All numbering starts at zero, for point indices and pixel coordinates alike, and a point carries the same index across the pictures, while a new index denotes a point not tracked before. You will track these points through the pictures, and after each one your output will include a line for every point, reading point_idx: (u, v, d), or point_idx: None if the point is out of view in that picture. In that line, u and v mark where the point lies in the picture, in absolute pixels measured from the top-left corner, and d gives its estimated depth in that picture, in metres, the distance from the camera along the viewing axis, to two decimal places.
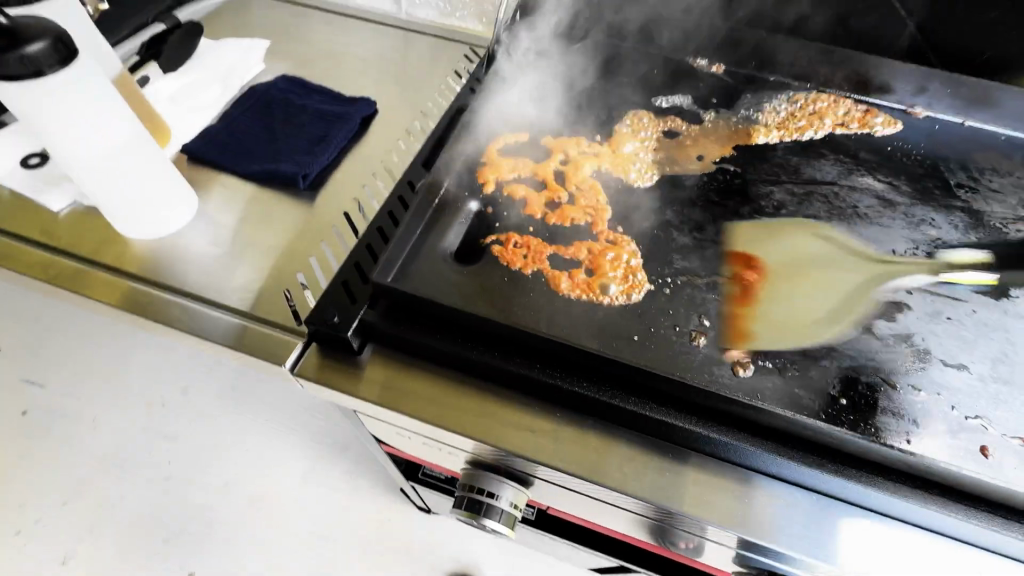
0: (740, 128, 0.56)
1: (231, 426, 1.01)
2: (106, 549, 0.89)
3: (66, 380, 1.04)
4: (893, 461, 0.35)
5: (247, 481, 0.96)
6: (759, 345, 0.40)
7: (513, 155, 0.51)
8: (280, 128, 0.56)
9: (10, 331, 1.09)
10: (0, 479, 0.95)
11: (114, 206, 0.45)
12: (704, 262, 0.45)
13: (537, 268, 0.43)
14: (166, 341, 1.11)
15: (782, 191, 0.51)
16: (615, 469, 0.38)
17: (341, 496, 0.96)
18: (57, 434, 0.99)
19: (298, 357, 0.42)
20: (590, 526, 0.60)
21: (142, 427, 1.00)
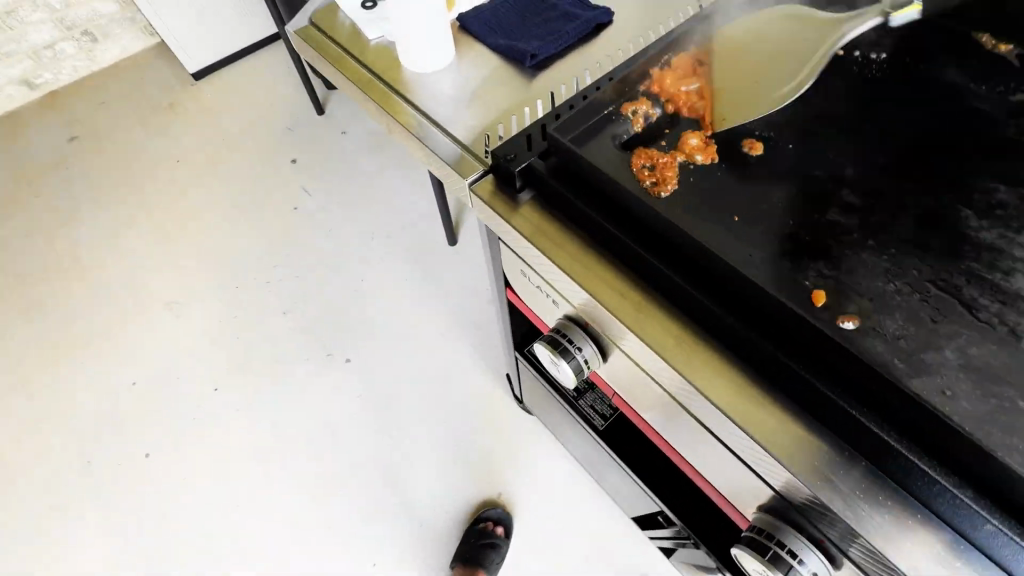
0: (998, 117, 0.48)
1: (423, 298, 1.52)
2: (334, 341, 1.48)
3: (349, 229, 1.67)
4: (969, 462, 0.34)
5: (419, 336, 1.46)
6: (876, 311, 0.38)
7: (712, 74, 0.53)
8: (529, 18, 0.67)
9: (329, 187, 1.77)
10: (302, 269, 1.61)
11: (409, 53, 0.63)
12: (863, 225, 0.43)
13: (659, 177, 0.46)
14: (411, 222, 1.67)
15: (1011, 193, 0.44)
16: (680, 354, 0.44)
17: (467, 382, 1.38)
18: (330, 263, 1.61)
19: (477, 179, 0.55)
20: (647, 434, 0.67)
21: (375, 276, 1.58)
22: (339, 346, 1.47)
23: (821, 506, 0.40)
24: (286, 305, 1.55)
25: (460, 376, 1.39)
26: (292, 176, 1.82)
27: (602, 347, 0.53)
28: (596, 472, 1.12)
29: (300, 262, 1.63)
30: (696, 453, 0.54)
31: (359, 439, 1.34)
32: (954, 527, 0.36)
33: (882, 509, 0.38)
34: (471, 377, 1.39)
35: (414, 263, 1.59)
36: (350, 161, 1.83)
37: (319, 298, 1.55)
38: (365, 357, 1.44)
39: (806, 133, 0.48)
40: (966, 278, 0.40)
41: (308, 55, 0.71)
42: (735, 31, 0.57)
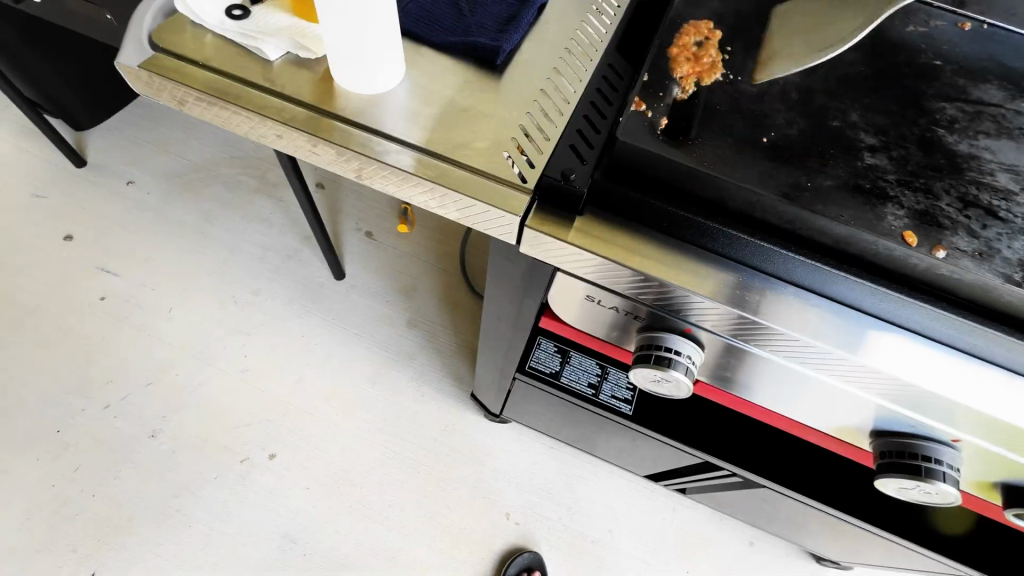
0: (911, 48, 0.57)
1: (330, 349, 1.30)
2: (239, 439, 1.18)
3: (197, 301, 1.32)
4: None
5: (344, 393, 1.25)
6: (949, 234, 0.43)
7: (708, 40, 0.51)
8: (464, 4, 0.56)
9: (143, 257, 1.36)
10: (153, 372, 1.23)
11: (362, 55, 0.46)
12: (892, 161, 0.47)
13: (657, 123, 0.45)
14: (276, 268, 1.38)
15: (954, 107, 0.53)
16: (798, 320, 0.45)
17: (420, 418, 1.25)
18: (188, 351, 1.26)
19: (526, 211, 0.45)
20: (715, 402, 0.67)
21: (258, 344, 1.28)
22: (248, 443, 1.18)
23: (964, 415, 0.44)
24: (151, 423, 1.18)
25: (410, 416, 1.25)
26: (75, 259, 1.34)
27: (699, 342, 0.51)
28: (593, 448, 1.14)
29: (145, 364, 1.24)
30: (786, 407, 0.56)
31: (329, 537, 1.13)
32: None
33: (998, 393, 0.43)
34: (422, 411, 1.25)
35: (302, 313, 1.33)
36: (159, 217, 1.41)
37: (193, 398, 1.21)
38: (289, 441, 1.19)
39: (808, 88, 0.51)
40: (976, 185, 0.47)
41: (174, 97, 0.49)
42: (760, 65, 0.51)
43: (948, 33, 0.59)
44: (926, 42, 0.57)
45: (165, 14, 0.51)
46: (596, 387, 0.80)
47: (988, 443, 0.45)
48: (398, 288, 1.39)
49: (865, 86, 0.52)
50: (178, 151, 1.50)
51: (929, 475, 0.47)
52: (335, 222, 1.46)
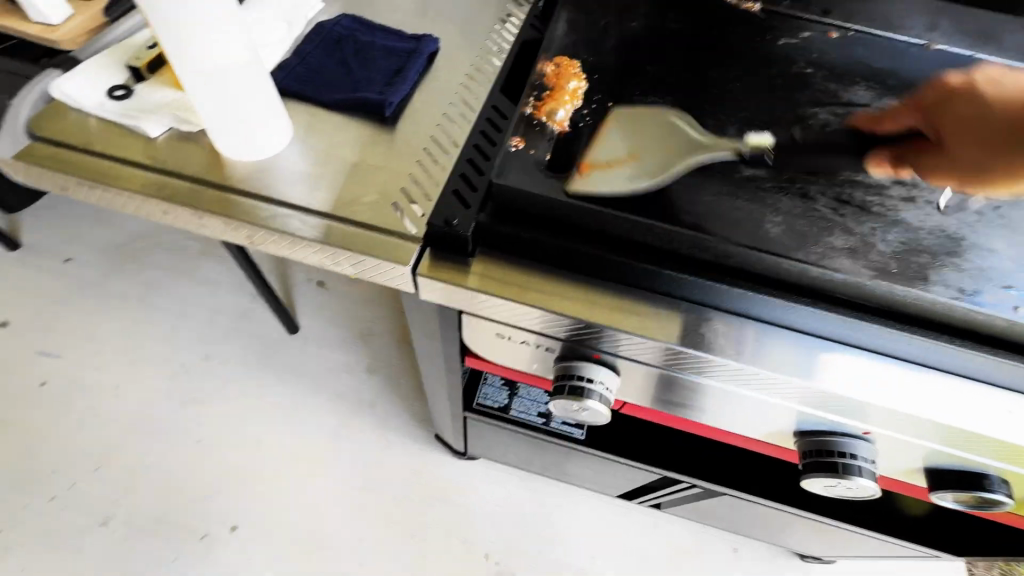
0: (781, 61, 0.61)
1: (289, 406, 1.26)
2: (197, 515, 1.13)
3: (144, 374, 1.27)
4: (940, 319, 0.43)
5: (306, 450, 1.22)
6: (825, 235, 0.45)
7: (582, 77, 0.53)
8: (353, 61, 0.57)
9: (84, 336, 1.31)
10: (101, 455, 1.18)
11: (243, 119, 0.47)
12: (769, 169, 0.50)
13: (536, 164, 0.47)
14: (227, 330, 1.35)
15: (826, 111, 0.56)
16: (697, 334, 0.46)
17: (387, 466, 1.21)
18: (138, 428, 1.21)
19: (418, 259, 0.46)
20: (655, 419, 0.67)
21: (212, 411, 1.24)
22: (207, 517, 1.13)
23: (867, 408, 0.45)
24: (101, 510, 1.12)
25: (377, 466, 1.21)
26: (11, 346, 1.29)
27: (612, 366, 0.51)
28: (564, 474, 1.13)
29: (92, 448, 1.18)
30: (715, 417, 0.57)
31: None
32: (959, 372, 0.44)
33: (893, 383, 0.44)
34: (389, 458, 1.22)
35: (257, 373, 1.30)
36: (100, 293, 1.37)
37: (145, 477, 1.16)
38: (251, 510, 1.14)
39: (687, 109, 0.53)
40: (850, 183, 0.49)
41: (56, 184, 0.49)
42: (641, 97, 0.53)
43: (814, 44, 0.63)
44: (794, 54, 0.61)
45: (45, 103, 0.51)
46: (546, 415, 0.80)
47: (895, 432, 0.46)
48: (354, 335, 1.37)
49: (743, 103, 0.55)
50: (116, 222, 1.47)
51: (846, 472, 0.48)
52: (285, 276, 1.45)
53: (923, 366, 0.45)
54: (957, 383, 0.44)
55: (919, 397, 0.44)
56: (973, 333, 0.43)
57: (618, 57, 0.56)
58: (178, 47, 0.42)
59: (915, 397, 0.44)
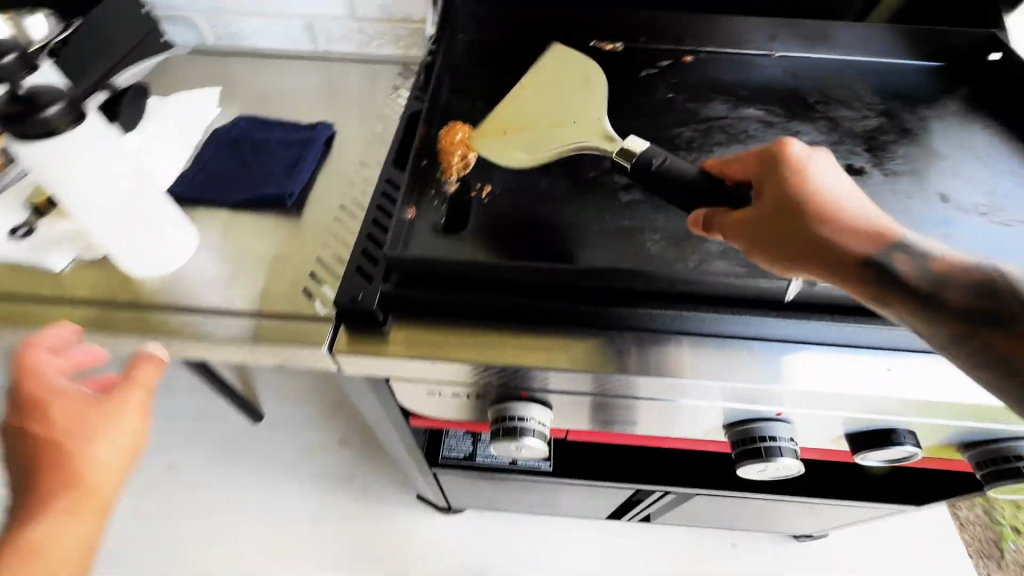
0: (644, 91, 0.68)
1: (263, 498, 1.22)
2: None
3: None
4: (818, 300, 0.47)
5: (288, 540, 1.17)
6: (701, 243, 0.50)
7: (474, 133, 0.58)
8: (250, 159, 0.60)
9: None
10: None
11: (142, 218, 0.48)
12: (646, 192, 0.54)
13: (437, 224, 0.51)
14: (189, 431, 1.31)
15: (690, 130, 0.63)
16: (611, 356, 0.49)
17: (374, 538, 1.18)
18: (104, 556, 1.14)
19: (332, 339, 0.47)
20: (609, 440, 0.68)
21: (182, 521, 1.19)
22: None
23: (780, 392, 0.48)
24: None
25: (364, 541, 1.18)
26: None
27: (543, 400, 0.54)
28: (552, 508, 1.12)
29: None
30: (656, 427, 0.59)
31: None
32: (850, 344, 0.48)
33: (795, 366, 0.48)
34: (375, 530, 1.19)
35: (225, 470, 1.26)
36: None
37: None
38: None
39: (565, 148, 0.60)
40: None
41: None
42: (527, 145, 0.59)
43: (671, 71, 0.71)
44: (655, 84, 0.69)
45: None
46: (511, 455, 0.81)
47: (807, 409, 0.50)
48: (321, 409, 1.35)
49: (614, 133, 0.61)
50: None
51: (768, 455, 0.50)
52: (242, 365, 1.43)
53: (819, 345, 0.49)
54: (851, 354, 0.48)
55: (819, 375, 0.47)
56: (852, 307, 0.47)
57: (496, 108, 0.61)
58: (61, 184, 0.44)
59: (816, 376, 0.47)
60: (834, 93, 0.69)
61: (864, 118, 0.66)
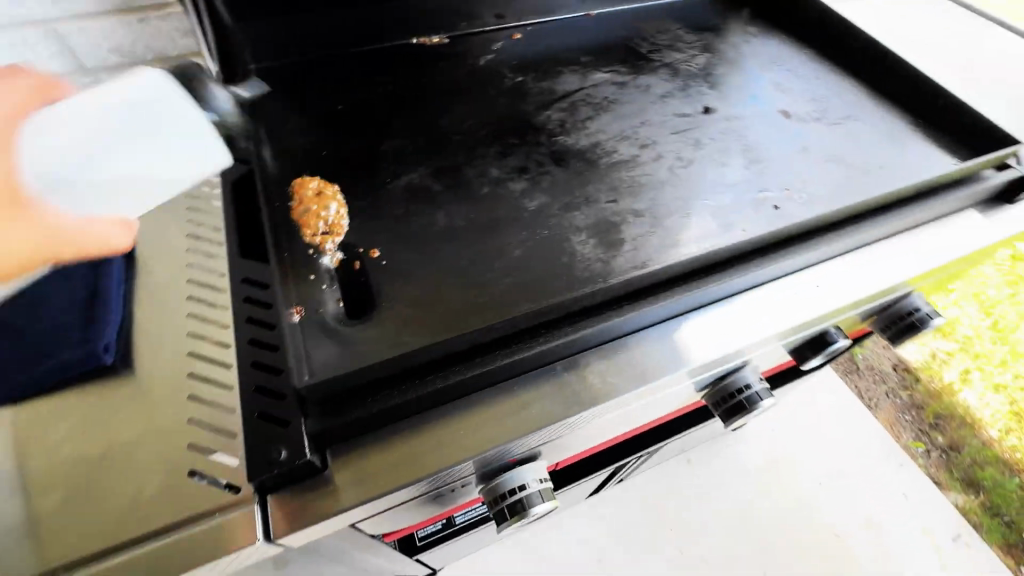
0: (492, 81, 0.63)
1: None
2: None
3: None
4: (748, 247, 0.48)
5: None
6: (624, 229, 0.48)
7: (332, 184, 0.49)
8: (11, 315, 0.40)
9: None
10: None
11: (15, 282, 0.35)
12: (548, 193, 0.50)
13: (338, 313, 0.40)
14: None
15: (556, 111, 0.59)
16: (593, 383, 0.43)
17: None
18: None
19: (266, 521, 0.35)
20: (591, 453, 0.63)
21: None
22: None
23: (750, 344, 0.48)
24: None
25: None
26: None
27: (532, 456, 0.47)
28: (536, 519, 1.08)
29: None
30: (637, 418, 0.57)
31: None
32: (785, 275, 0.50)
33: (754, 316, 0.48)
34: None
35: None
36: None
37: None
38: None
39: (440, 169, 0.52)
40: (613, 167, 0.53)
41: None
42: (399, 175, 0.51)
43: (507, 53, 0.67)
44: (498, 71, 0.64)
45: None
46: None
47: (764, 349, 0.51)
48: None
49: (484, 138, 0.56)
50: None
51: (751, 404, 0.51)
52: None
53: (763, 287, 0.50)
54: (792, 284, 0.50)
55: (773, 316, 0.48)
56: (772, 242, 0.50)
57: (344, 149, 0.52)
58: None
59: (771, 317, 0.48)
60: (657, 39, 0.71)
61: (692, 57, 0.69)
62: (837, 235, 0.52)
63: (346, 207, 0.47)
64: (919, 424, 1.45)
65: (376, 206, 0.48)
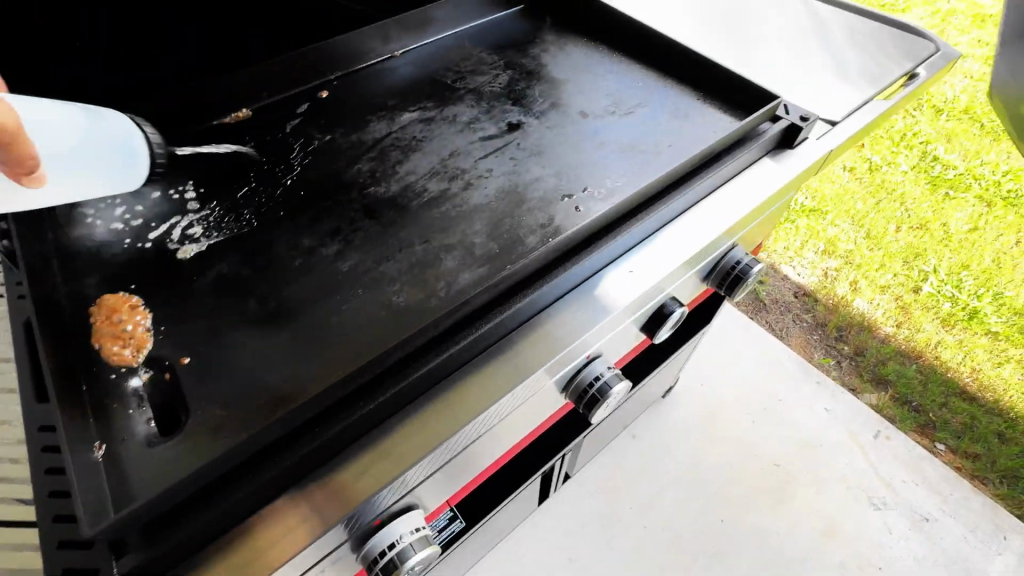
0: (300, 146, 0.63)
1: None
2: None
3: None
4: (558, 252, 0.51)
5: None
6: (438, 266, 0.49)
7: (133, 297, 0.47)
8: None
9: None
10: None
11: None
12: (361, 250, 0.51)
13: (147, 437, 0.39)
14: None
15: (366, 162, 0.60)
16: (432, 424, 0.45)
17: None
18: None
19: None
20: (482, 479, 0.68)
21: None
22: None
23: (578, 343, 0.51)
24: None
25: None
26: None
27: (404, 508, 0.47)
28: (495, 539, 1.08)
29: None
30: (514, 432, 0.59)
31: None
32: (595, 274, 0.55)
33: (573, 319, 0.52)
34: None
35: None
36: None
37: None
38: None
39: (251, 252, 0.52)
40: (424, 206, 0.55)
41: None
42: (206, 270, 0.50)
43: (314, 112, 0.67)
44: (305, 134, 0.64)
45: None
46: None
47: (599, 342, 0.55)
48: None
49: (295, 207, 0.56)
50: None
51: (603, 394, 0.55)
52: None
53: (578, 288, 0.54)
54: (602, 280, 0.55)
55: (589, 315, 0.52)
56: (582, 241, 0.53)
57: (145, 257, 0.51)
58: None
59: (588, 316, 0.52)
60: (462, 66, 0.74)
61: (496, 77, 0.72)
62: (643, 216, 0.56)
63: (150, 317, 0.46)
64: (827, 339, 1.58)
65: (183, 309, 0.47)
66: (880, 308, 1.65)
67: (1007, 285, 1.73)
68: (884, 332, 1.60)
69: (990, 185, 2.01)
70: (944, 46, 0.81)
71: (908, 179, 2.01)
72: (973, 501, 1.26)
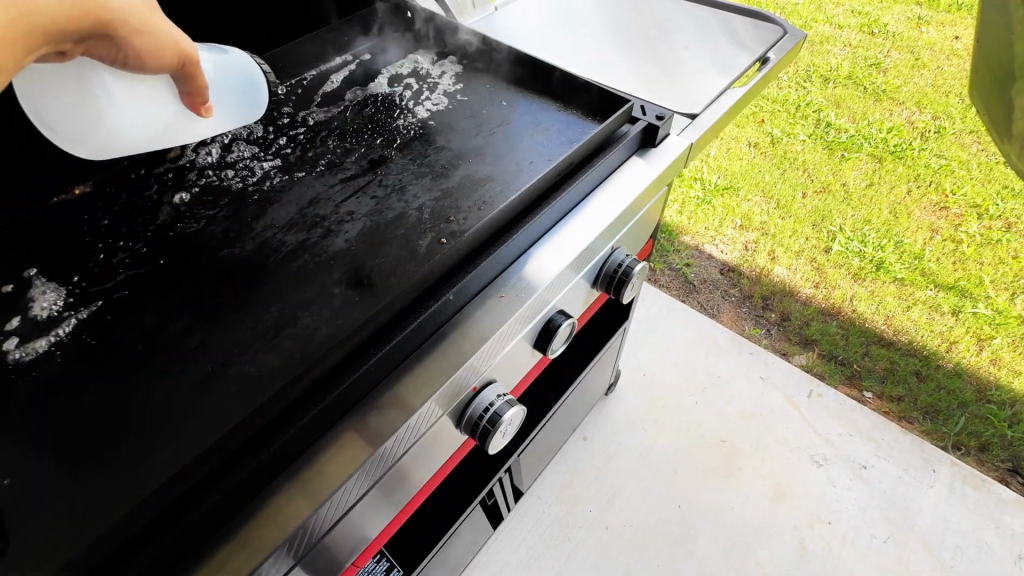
0: (147, 213, 0.59)
1: None
2: None
3: None
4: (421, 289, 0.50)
5: None
6: (294, 327, 0.47)
7: None
8: None
9: None
10: None
11: (117, 138, 0.51)
12: (212, 321, 0.48)
13: None
14: None
15: (219, 222, 0.57)
16: (303, 493, 0.41)
17: None
18: None
19: None
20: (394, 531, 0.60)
21: None
22: None
23: (455, 380, 0.48)
24: None
25: None
26: None
27: None
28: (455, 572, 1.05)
29: None
30: (420, 476, 0.56)
31: None
32: (471, 298, 0.52)
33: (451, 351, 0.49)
34: None
35: None
36: None
37: None
38: None
39: (90, 340, 0.48)
40: (280, 262, 0.53)
41: None
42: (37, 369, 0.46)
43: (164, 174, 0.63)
44: (154, 199, 0.61)
45: None
46: None
47: (486, 371, 0.54)
48: None
49: (141, 282, 0.52)
50: None
51: (495, 424, 0.54)
52: None
53: (456, 316, 0.51)
54: (480, 304, 0.52)
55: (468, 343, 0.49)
56: (446, 274, 0.52)
57: None
58: None
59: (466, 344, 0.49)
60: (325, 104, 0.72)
61: (359, 112, 0.71)
62: (513, 233, 0.55)
63: None
64: (755, 310, 1.65)
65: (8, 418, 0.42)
66: (798, 272, 1.74)
67: (906, 233, 1.86)
68: (805, 295, 1.69)
69: (878, 142, 2.16)
70: (791, 28, 0.85)
71: (808, 147, 2.14)
72: (902, 440, 1.34)
